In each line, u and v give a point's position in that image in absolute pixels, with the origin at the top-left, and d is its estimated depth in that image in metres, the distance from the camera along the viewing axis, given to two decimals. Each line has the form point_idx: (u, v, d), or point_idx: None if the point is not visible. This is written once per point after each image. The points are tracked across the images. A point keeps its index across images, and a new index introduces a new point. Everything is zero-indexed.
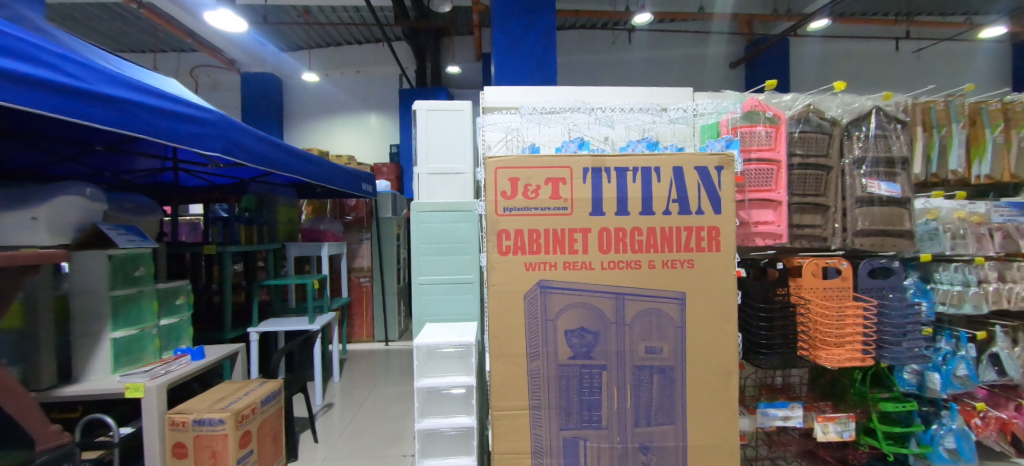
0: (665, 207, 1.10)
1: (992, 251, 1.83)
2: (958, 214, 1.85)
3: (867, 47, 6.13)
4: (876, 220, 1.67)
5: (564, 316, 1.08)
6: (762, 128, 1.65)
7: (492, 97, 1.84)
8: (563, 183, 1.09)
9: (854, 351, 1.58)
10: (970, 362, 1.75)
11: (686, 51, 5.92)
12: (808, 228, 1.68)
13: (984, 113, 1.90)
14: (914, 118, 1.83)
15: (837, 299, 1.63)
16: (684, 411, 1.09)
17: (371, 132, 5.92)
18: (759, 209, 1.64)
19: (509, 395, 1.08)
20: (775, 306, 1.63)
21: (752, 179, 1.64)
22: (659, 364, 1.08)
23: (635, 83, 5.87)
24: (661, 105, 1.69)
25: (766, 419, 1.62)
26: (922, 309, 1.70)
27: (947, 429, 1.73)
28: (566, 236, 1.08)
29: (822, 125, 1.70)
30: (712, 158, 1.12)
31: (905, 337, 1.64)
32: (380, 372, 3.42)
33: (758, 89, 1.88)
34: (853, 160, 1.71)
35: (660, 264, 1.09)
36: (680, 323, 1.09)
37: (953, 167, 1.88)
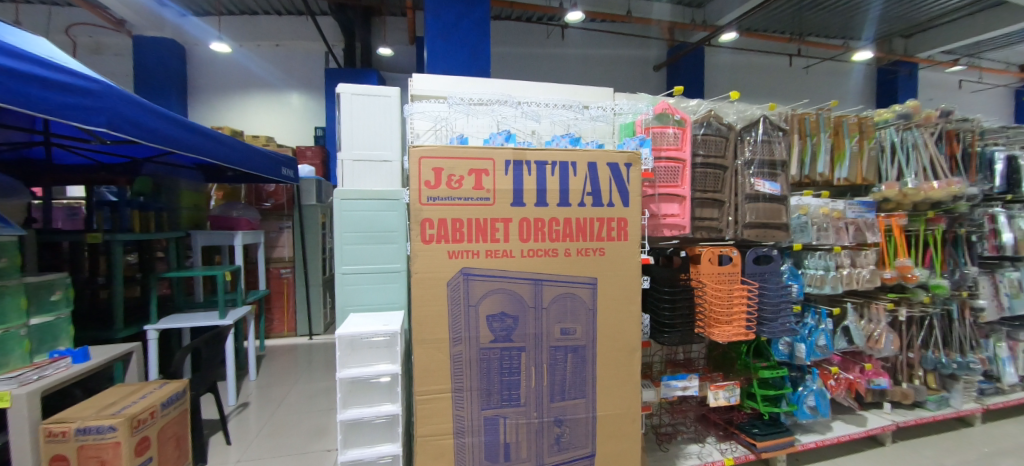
0: (580, 199, 1.19)
1: (847, 241, 2.20)
2: (823, 210, 2.18)
3: (766, 60, 6.91)
4: (760, 214, 1.92)
5: (485, 302, 1.13)
6: (672, 130, 1.82)
7: (420, 84, 1.83)
8: (485, 175, 1.14)
9: (740, 327, 1.83)
10: (828, 333, 2.08)
11: (614, 51, 6.24)
12: (707, 221, 1.89)
13: (845, 125, 2.26)
14: (793, 127, 2.14)
15: (728, 283, 1.87)
16: (594, 385, 1.20)
17: (292, 113, 5.50)
18: (667, 203, 1.82)
19: (433, 379, 1.12)
20: (679, 290, 1.82)
21: (662, 175, 1.81)
22: (573, 344, 1.18)
23: (567, 78, 6.08)
24: (582, 103, 1.83)
25: (668, 391, 1.83)
26: (792, 290, 2.00)
27: (809, 390, 2.05)
28: (489, 226, 1.13)
29: (721, 129, 1.92)
30: (623, 155, 1.23)
31: (780, 313, 1.92)
32: (302, 366, 3.26)
33: (669, 94, 2.06)
34: (743, 161, 1.96)
35: (574, 253, 1.18)
36: (591, 306, 1.19)
37: (821, 170, 2.22)
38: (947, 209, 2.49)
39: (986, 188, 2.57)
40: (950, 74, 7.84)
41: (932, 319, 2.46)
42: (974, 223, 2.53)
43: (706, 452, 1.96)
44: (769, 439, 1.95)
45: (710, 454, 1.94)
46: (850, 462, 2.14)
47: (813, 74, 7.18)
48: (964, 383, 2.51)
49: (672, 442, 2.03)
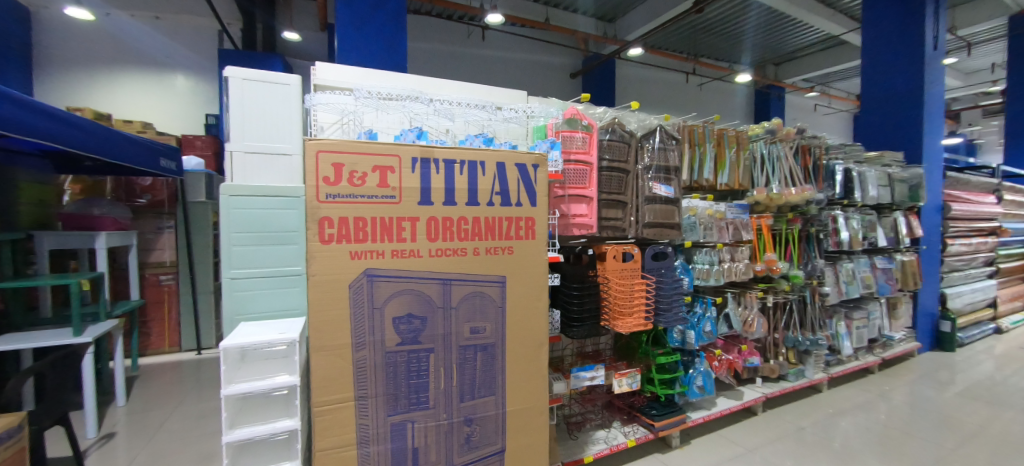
0: (489, 199, 1.21)
1: (727, 238, 2.51)
2: (709, 212, 2.45)
3: (667, 76, 7.62)
4: (657, 214, 2.11)
5: (391, 304, 1.09)
6: (581, 134, 1.91)
7: (324, 74, 1.73)
8: (391, 172, 1.10)
9: (639, 318, 1.99)
10: (712, 320, 2.35)
11: (533, 56, 6.43)
12: (612, 221, 2.02)
13: (725, 137, 2.59)
14: (684, 136, 2.39)
15: (630, 278, 2.02)
16: (504, 382, 1.22)
17: (175, 98, 4.79)
18: (576, 204, 1.92)
19: (334, 388, 1.05)
20: (586, 285, 1.93)
21: (571, 177, 1.90)
22: (482, 343, 1.19)
23: (488, 79, 6.13)
24: (495, 104, 1.87)
25: (578, 382, 1.93)
26: (684, 283, 2.23)
27: (698, 371, 2.29)
28: (395, 224, 1.10)
29: (624, 136, 2.07)
30: (530, 156, 1.26)
31: (673, 305, 2.13)
32: (188, 385, 2.87)
33: (578, 100, 2.18)
34: (643, 167, 2.14)
35: (483, 252, 1.19)
36: (501, 303, 1.21)
37: (707, 176, 2.50)
38: (803, 212, 2.97)
39: (830, 194, 3.10)
40: (807, 99, 9.36)
41: (793, 304, 2.90)
42: (821, 223, 3.04)
43: (611, 436, 2.11)
44: (665, 419, 2.16)
45: (615, 437, 2.09)
46: (730, 432, 2.44)
47: (705, 91, 8.09)
48: (815, 357, 3.01)
49: (582, 430, 2.15)
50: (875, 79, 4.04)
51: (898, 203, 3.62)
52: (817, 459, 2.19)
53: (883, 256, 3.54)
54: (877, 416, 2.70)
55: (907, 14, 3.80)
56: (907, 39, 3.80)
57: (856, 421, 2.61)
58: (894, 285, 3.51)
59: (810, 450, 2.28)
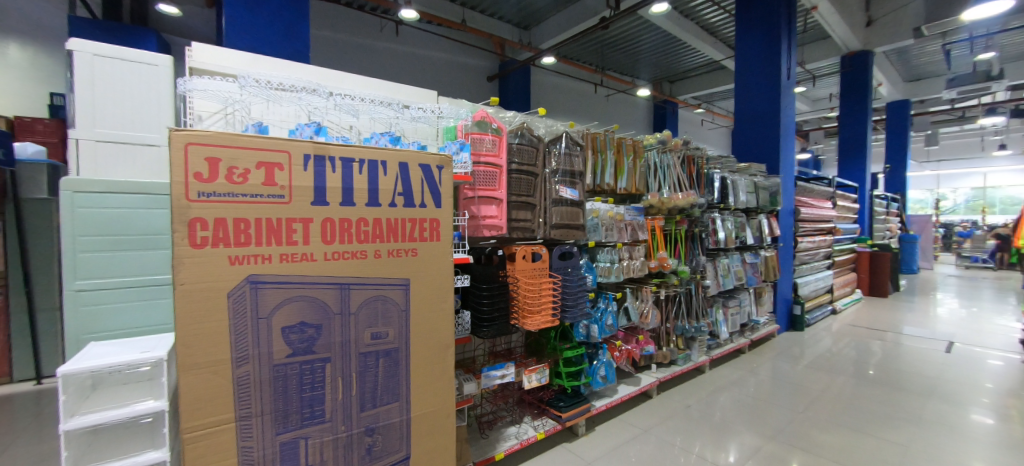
0: (391, 199, 1.17)
1: (626, 238, 2.73)
2: (610, 214, 2.64)
3: (578, 85, 8.06)
4: (564, 216, 2.23)
5: (279, 313, 1.00)
6: (490, 137, 1.95)
7: (202, 57, 1.55)
8: (279, 169, 1.02)
9: (547, 315, 2.08)
10: (613, 314, 2.54)
11: (449, 57, 6.39)
12: (521, 222, 2.09)
13: (623, 146, 2.82)
14: (587, 143, 2.55)
15: (538, 276, 2.10)
16: (408, 387, 1.19)
17: (6, 70, 3.82)
18: (485, 205, 1.94)
19: (210, 409, 0.95)
20: (495, 285, 1.97)
21: (481, 179, 1.93)
22: (385, 348, 1.15)
23: (404, 76, 5.92)
24: (401, 102, 1.83)
25: (488, 381, 1.97)
26: (587, 280, 2.39)
27: (601, 362, 2.46)
28: (284, 225, 1.02)
29: (532, 140, 2.15)
30: (434, 157, 1.26)
31: (578, 301, 2.25)
32: (20, 423, 2.33)
33: (488, 103, 2.21)
34: (550, 170, 2.23)
35: (385, 254, 1.15)
36: (404, 306, 1.18)
37: (608, 181, 2.70)
38: (689, 214, 3.35)
39: (710, 198, 3.54)
40: (695, 114, 10.58)
41: (681, 296, 3.25)
42: (703, 224, 3.46)
43: (522, 431, 2.17)
44: (571, 409, 2.29)
45: (525, 432, 2.16)
46: (629, 416, 2.67)
47: (611, 102, 8.72)
48: (699, 341, 3.41)
49: (493, 428, 2.19)
50: (745, 100, 4.70)
51: (762, 207, 4.25)
52: (699, 432, 2.48)
53: (751, 252, 4.13)
54: (747, 390, 3.13)
55: (769, 47, 4.48)
56: (769, 67, 4.49)
57: (731, 396, 3.01)
58: (759, 277, 4.11)
59: (694, 424, 2.58)
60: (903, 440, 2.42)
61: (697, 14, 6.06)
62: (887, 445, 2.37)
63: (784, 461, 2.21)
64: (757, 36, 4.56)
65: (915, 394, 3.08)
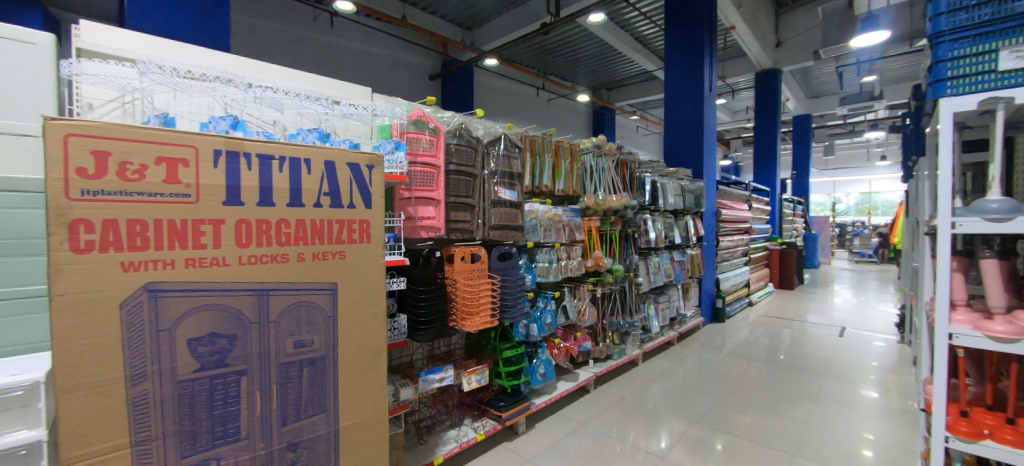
0: (315, 200, 1.11)
1: (564, 239, 2.81)
2: (548, 215, 2.70)
3: (520, 88, 8.17)
4: (502, 217, 2.24)
5: (185, 323, 0.91)
6: (427, 137, 1.92)
7: (93, 38, 1.37)
8: (183, 165, 0.93)
9: (486, 316, 2.09)
10: (552, 313, 2.60)
11: (389, 53, 6.20)
12: (460, 223, 2.07)
13: (560, 149, 2.91)
14: (525, 146, 2.60)
15: (476, 278, 2.10)
16: (336, 397, 1.13)
17: None
18: (422, 206, 1.91)
19: (97, 436, 0.84)
20: (433, 287, 1.94)
21: (417, 179, 1.89)
22: (310, 357, 1.09)
23: (340, 70, 5.64)
24: (331, 97, 1.75)
25: (426, 385, 1.93)
26: (526, 280, 2.42)
27: (540, 360, 2.52)
28: (190, 227, 0.93)
29: (471, 141, 2.14)
30: (363, 156, 1.22)
31: (517, 301, 2.29)
32: None
33: (425, 103, 2.17)
34: (489, 172, 2.24)
35: (310, 257, 1.09)
36: (331, 312, 1.12)
37: (546, 182, 2.76)
38: (623, 215, 3.52)
39: (642, 200, 3.75)
40: (630, 121, 11.15)
41: (616, 294, 3.40)
42: (636, 225, 3.65)
43: (462, 433, 2.16)
44: (511, 408, 2.31)
45: (465, 434, 2.14)
46: (568, 411, 2.75)
47: (552, 106, 8.94)
48: (633, 336, 3.61)
49: (432, 432, 2.16)
50: (673, 110, 5.04)
51: (689, 209, 4.57)
52: (632, 422, 2.62)
53: (679, 251, 4.43)
54: (676, 379, 3.36)
55: (694, 61, 4.84)
56: (694, 80, 4.84)
57: (661, 386, 3.20)
58: (686, 274, 4.42)
59: (628, 415, 2.71)
60: (803, 416, 2.72)
61: (631, 26, 6.40)
62: (792, 421, 2.65)
63: (708, 443, 2.38)
64: (683, 50, 4.91)
65: (815, 375, 3.47)
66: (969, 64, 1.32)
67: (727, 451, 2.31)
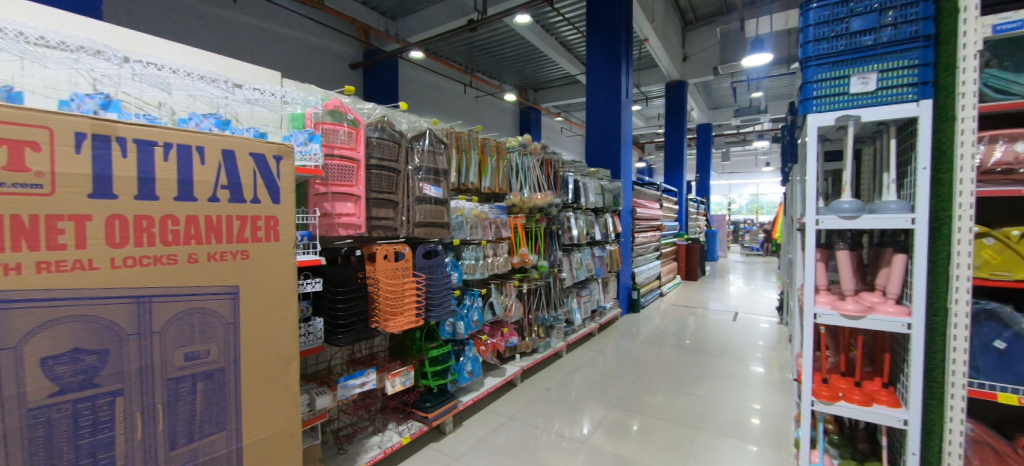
0: (211, 193, 1.00)
1: (490, 236, 2.83)
2: (474, 212, 2.70)
3: (447, 83, 8.04)
4: (428, 214, 2.19)
5: (37, 339, 0.77)
6: (345, 129, 1.82)
7: None
8: (34, 150, 0.78)
9: (410, 316, 2.03)
10: (479, 310, 2.60)
11: (304, 36, 5.73)
12: (382, 220, 1.99)
13: (486, 146, 2.91)
14: (450, 142, 2.56)
15: (400, 277, 2.03)
16: (239, 413, 1.02)
17: None
18: (340, 202, 1.79)
19: None
20: (352, 288, 1.83)
21: (334, 173, 1.77)
22: (205, 370, 0.97)
23: (246, 50, 5.08)
24: (232, 80, 1.58)
25: (346, 391, 1.82)
26: (452, 278, 2.40)
27: (467, 358, 2.52)
28: (43, 225, 0.78)
29: (393, 135, 2.06)
30: (270, 146, 1.11)
31: (443, 299, 2.26)
32: None
33: (343, 92, 2.04)
34: (413, 167, 2.17)
35: (204, 258, 0.97)
36: (232, 319, 1.01)
37: (471, 180, 2.76)
38: (547, 213, 3.63)
39: (565, 198, 3.90)
40: (555, 122, 11.54)
41: (541, 289, 3.51)
42: (560, 222, 3.79)
43: (386, 438, 2.08)
44: (437, 408, 2.27)
45: (389, 439, 2.07)
46: (495, 407, 2.78)
47: (480, 103, 8.92)
48: (557, 329, 3.75)
49: (352, 441, 2.04)
50: (594, 112, 5.31)
51: (608, 207, 4.86)
52: (557, 412, 2.72)
53: (599, 247, 4.69)
54: (597, 368, 3.55)
55: (612, 67, 5.13)
56: (612, 85, 5.14)
57: (583, 375, 3.37)
58: (605, 268, 4.69)
59: (553, 405, 2.81)
60: (704, 392, 3.05)
61: (555, 30, 6.62)
62: (695, 399, 2.94)
63: (625, 425, 2.56)
64: (603, 56, 5.19)
65: (714, 356, 3.89)
66: (829, 86, 1.56)
67: (642, 431, 2.50)
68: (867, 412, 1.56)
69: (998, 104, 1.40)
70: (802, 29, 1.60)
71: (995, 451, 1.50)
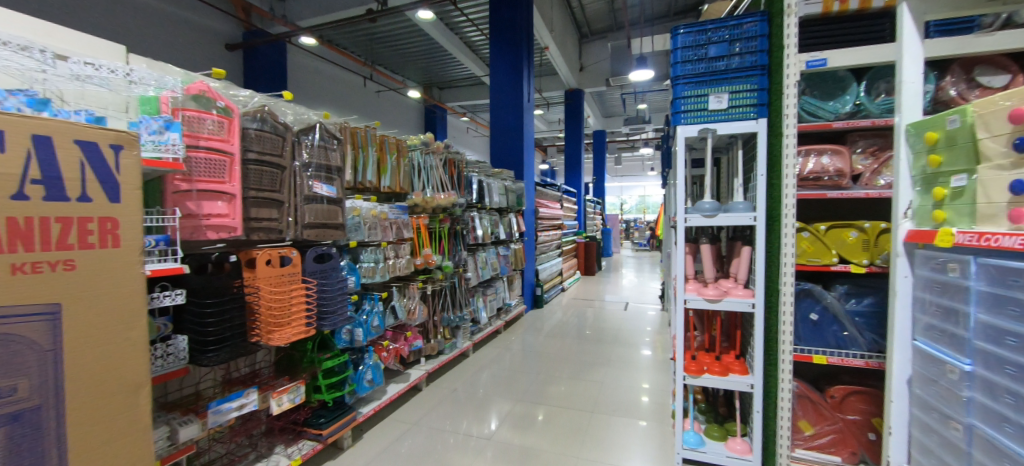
0: (17, 189, 0.82)
1: (391, 237, 2.71)
2: (372, 212, 2.55)
3: (345, 75, 7.53)
4: (318, 215, 2.01)
5: None
6: (214, 117, 1.59)
7: None
8: None
9: (299, 326, 1.85)
10: (379, 315, 2.48)
11: (168, 7, 4.86)
12: (264, 222, 1.79)
13: (385, 144, 2.79)
14: (345, 137, 2.40)
15: (286, 284, 1.84)
16: (64, 457, 0.86)
17: None
18: (209, 201, 1.57)
19: None
20: (226, 299, 1.61)
21: (198, 168, 1.54)
22: (14, 410, 0.81)
23: (84, 15, 4.11)
24: (46, 51, 1.23)
25: (218, 417, 1.60)
26: (349, 282, 2.25)
27: (367, 366, 2.39)
28: None
29: (277, 128, 1.86)
30: (105, 134, 0.96)
31: (338, 306, 2.10)
32: None
33: (210, 75, 1.79)
34: (301, 163, 1.98)
35: (9, 269, 0.80)
36: (52, 346, 0.85)
37: (369, 178, 2.61)
38: (451, 213, 3.59)
39: (469, 198, 3.90)
40: (460, 121, 11.51)
41: (446, 290, 3.47)
42: (464, 222, 3.78)
43: (272, 464, 1.87)
44: (332, 424, 2.12)
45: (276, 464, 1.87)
46: (399, 414, 2.68)
47: (381, 98, 8.52)
48: (463, 329, 3.74)
49: None
50: (498, 114, 5.40)
51: (512, 207, 4.98)
52: (463, 412, 2.71)
53: (503, 246, 4.78)
54: (503, 364, 3.63)
55: (515, 71, 5.28)
56: (515, 88, 5.29)
57: (490, 373, 3.41)
58: (510, 266, 4.80)
59: (460, 406, 2.80)
60: (600, 378, 3.30)
61: (459, 29, 6.60)
62: (593, 384, 3.17)
63: (530, 417, 2.65)
64: (506, 60, 5.31)
65: (608, 343, 4.23)
66: (693, 103, 1.81)
67: (546, 420, 2.62)
68: (724, 381, 1.83)
69: (811, 124, 1.75)
70: (672, 50, 1.83)
71: (812, 402, 1.88)
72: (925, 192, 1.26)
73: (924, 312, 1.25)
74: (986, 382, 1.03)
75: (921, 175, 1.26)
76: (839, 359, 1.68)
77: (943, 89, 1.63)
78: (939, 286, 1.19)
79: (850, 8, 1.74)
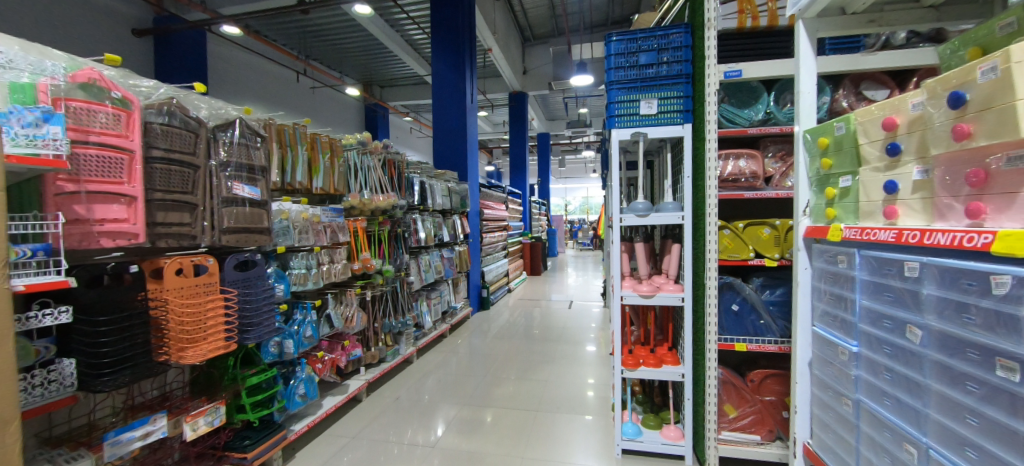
0: None
1: (324, 241, 2.56)
2: (303, 215, 2.40)
3: (276, 70, 7.06)
4: (239, 218, 1.85)
5: None
6: (108, 109, 1.40)
7: None
8: None
9: (217, 341, 1.69)
10: (312, 324, 2.33)
11: None
12: (174, 227, 1.61)
13: (316, 142, 2.63)
14: (269, 134, 2.24)
15: (199, 295, 1.67)
16: None
17: None
18: (103, 204, 1.38)
19: None
20: (125, 315, 1.42)
21: (89, 167, 1.35)
22: None
23: None
24: None
25: (117, 449, 1.40)
26: (276, 290, 2.09)
27: (299, 380, 2.24)
28: None
29: (188, 123, 1.69)
30: None
31: (263, 316, 1.94)
32: None
33: (101, 61, 1.57)
34: (217, 162, 1.81)
35: None
36: None
37: (299, 179, 2.45)
38: (391, 215, 3.47)
39: (411, 200, 3.79)
40: (403, 121, 11.21)
41: (387, 295, 3.35)
42: (405, 224, 3.67)
43: None
44: (258, 445, 1.95)
45: None
46: (336, 428, 2.54)
47: (317, 94, 8.09)
48: (406, 335, 3.63)
49: None
50: (440, 114, 5.31)
51: (455, 208, 4.92)
52: (406, 421, 2.63)
53: (447, 248, 4.71)
54: (448, 368, 3.57)
55: (457, 71, 5.22)
56: (457, 89, 5.24)
57: (435, 378, 3.34)
58: (454, 269, 4.73)
59: (403, 414, 2.71)
60: (546, 376, 3.35)
61: (399, 26, 6.42)
62: (539, 383, 3.20)
63: (476, 420, 2.63)
64: (448, 59, 5.24)
65: (553, 342, 4.30)
66: (625, 107, 1.88)
67: (494, 421, 2.61)
68: (658, 372, 1.93)
69: (729, 129, 1.89)
70: (606, 56, 1.89)
71: (735, 387, 2.04)
72: (819, 192, 1.40)
73: (820, 299, 1.39)
74: (871, 361, 1.16)
75: (817, 176, 1.41)
76: (756, 346, 1.83)
77: (837, 100, 1.84)
78: (831, 276, 1.32)
79: (760, 24, 1.91)
